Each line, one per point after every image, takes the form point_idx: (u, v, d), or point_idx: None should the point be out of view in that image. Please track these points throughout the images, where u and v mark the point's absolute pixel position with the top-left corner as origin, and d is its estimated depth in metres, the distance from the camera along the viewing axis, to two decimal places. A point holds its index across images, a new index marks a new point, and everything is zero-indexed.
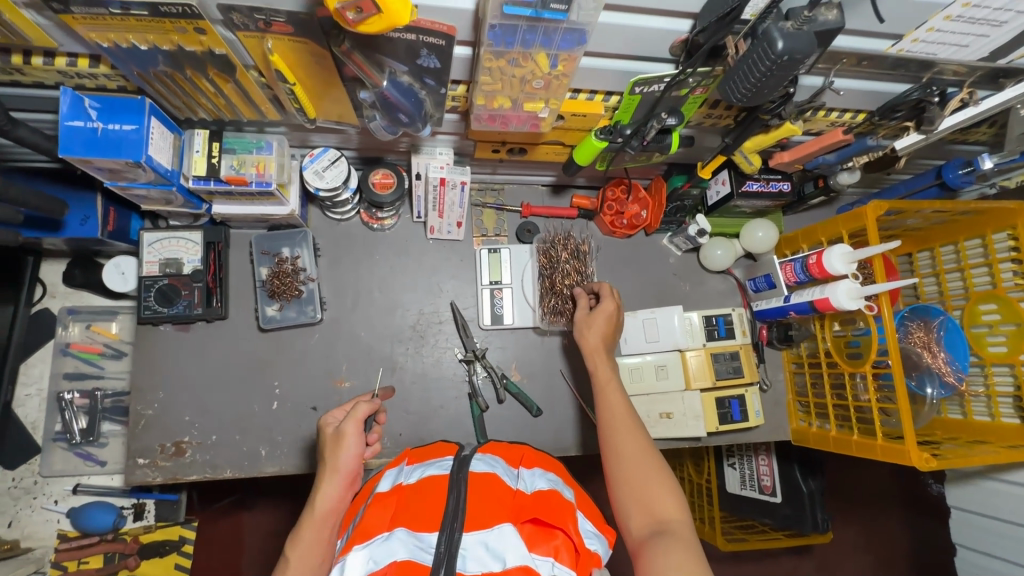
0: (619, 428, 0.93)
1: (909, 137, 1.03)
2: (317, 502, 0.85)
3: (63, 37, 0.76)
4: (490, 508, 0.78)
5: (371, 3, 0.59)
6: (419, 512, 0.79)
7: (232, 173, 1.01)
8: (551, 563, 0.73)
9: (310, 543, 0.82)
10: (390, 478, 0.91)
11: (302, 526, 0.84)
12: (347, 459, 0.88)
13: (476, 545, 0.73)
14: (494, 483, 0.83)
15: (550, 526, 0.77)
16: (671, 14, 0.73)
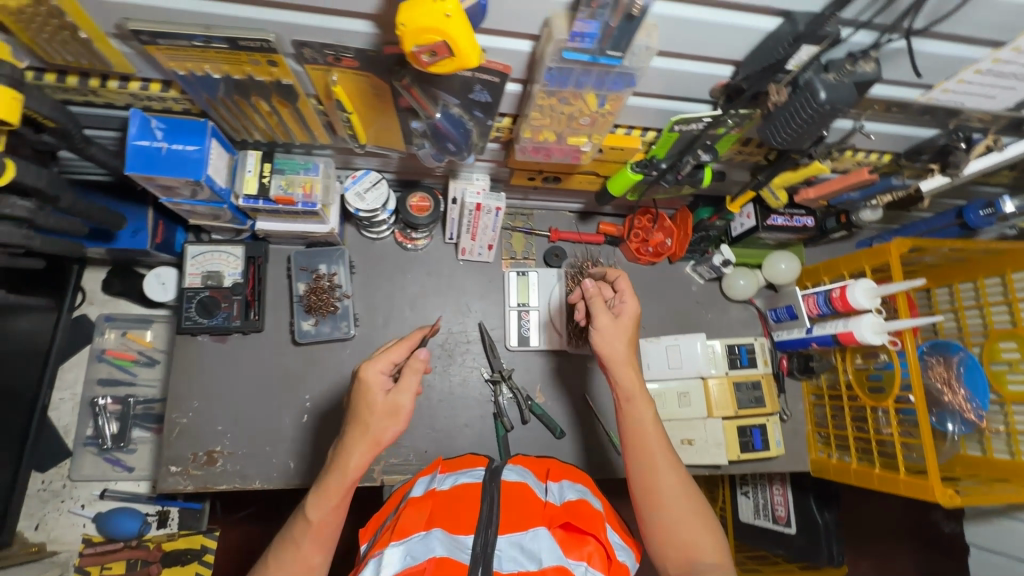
0: (656, 465, 0.88)
1: (933, 179, 1.07)
2: (347, 466, 0.78)
3: (142, 64, 0.81)
4: (524, 514, 0.80)
5: (445, 48, 0.63)
6: (454, 516, 0.81)
7: (280, 192, 1.06)
8: (584, 568, 0.74)
9: (334, 507, 0.78)
10: (423, 486, 0.94)
11: (328, 488, 0.78)
12: (391, 431, 0.79)
13: (512, 548, 0.75)
14: (525, 491, 0.85)
15: (581, 532, 0.79)
16: (713, 61, 0.78)
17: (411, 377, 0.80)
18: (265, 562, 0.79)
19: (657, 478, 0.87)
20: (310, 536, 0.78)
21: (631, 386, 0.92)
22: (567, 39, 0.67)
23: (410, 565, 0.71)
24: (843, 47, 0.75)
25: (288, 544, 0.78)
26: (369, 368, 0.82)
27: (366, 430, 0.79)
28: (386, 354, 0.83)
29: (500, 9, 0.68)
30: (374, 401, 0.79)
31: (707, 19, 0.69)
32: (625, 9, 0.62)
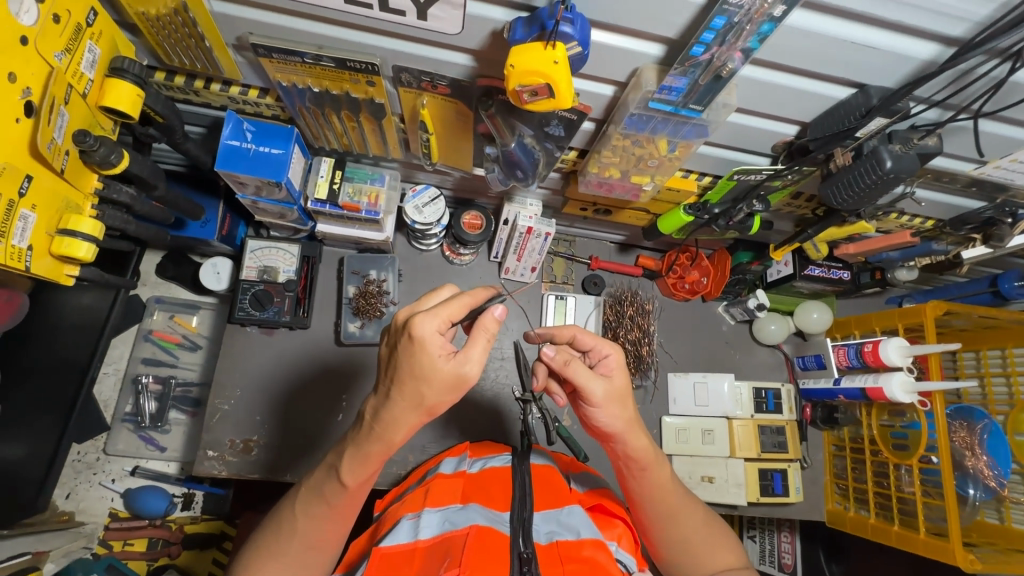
0: (679, 513, 0.85)
1: (975, 249, 1.10)
2: (391, 436, 0.70)
3: (249, 71, 0.88)
4: (556, 495, 0.84)
5: (547, 90, 0.68)
6: (488, 492, 0.85)
7: (348, 200, 1.12)
8: (615, 546, 0.80)
9: (368, 471, 0.74)
10: (452, 464, 0.97)
11: (368, 456, 0.72)
12: (446, 400, 0.68)
13: (547, 522, 0.79)
14: (553, 475, 0.90)
15: (610, 514, 0.85)
16: (783, 120, 0.83)
17: (480, 343, 0.67)
18: (293, 513, 0.77)
19: (681, 525, 0.85)
20: (344, 497, 0.75)
21: (642, 445, 0.81)
22: (654, 91, 0.73)
23: (451, 530, 0.75)
24: (908, 120, 0.79)
25: (320, 502, 0.76)
26: (425, 327, 0.64)
27: (420, 400, 0.67)
28: (446, 309, 0.66)
29: (596, 56, 0.73)
30: (434, 370, 0.65)
31: (784, 84, 0.74)
32: (715, 70, 0.68)
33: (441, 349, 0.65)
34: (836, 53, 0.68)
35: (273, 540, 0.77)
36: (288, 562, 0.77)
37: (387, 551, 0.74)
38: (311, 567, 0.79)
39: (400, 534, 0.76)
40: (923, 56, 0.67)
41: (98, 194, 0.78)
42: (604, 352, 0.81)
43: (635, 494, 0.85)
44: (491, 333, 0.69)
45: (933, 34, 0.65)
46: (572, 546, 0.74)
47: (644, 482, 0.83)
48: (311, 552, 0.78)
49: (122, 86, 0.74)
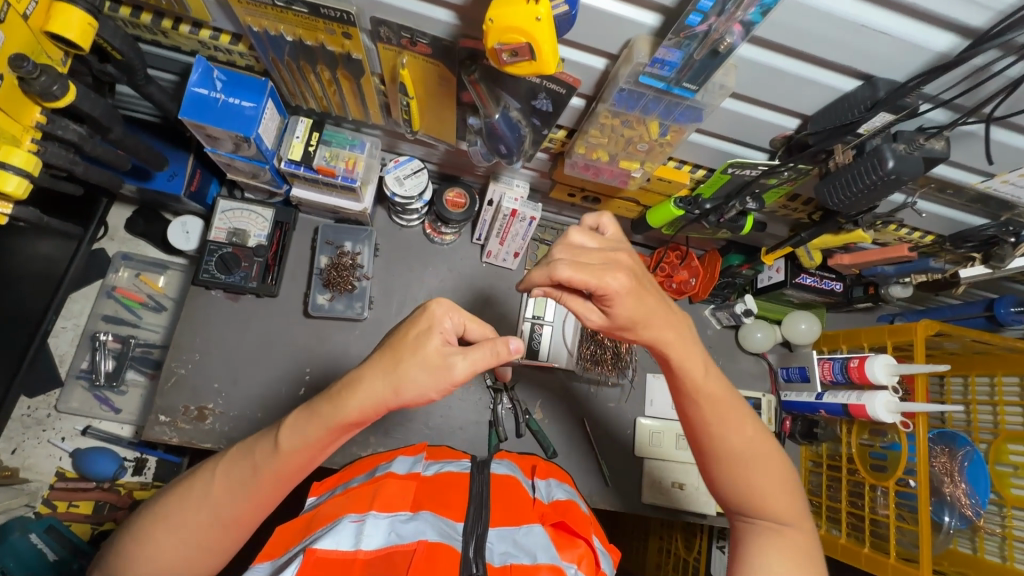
0: (728, 421, 0.75)
1: (973, 267, 1.05)
2: (346, 406, 0.64)
3: (219, 13, 0.82)
4: (514, 510, 0.80)
5: (528, 51, 0.62)
6: (442, 498, 0.80)
7: (323, 163, 1.05)
8: (574, 569, 0.73)
9: (309, 440, 0.67)
10: (406, 465, 0.90)
11: (317, 418, 0.66)
12: (416, 382, 0.63)
13: (503, 541, 0.74)
14: (516, 487, 0.85)
15: (573, 533, 0.79)
16: (783, 111, 0.78)
17: (483, 352, 0.63)
18: (213, 473, 0.71)
19: (727, 436, 0.75)
20: (274, 464, 0.68)
21: (681, 352, 0.73)
22: (646, 64, 0.68)
23: (397, 543, 0.70)
24: (916, 120, 0.74)
25: (247, 465, 0.69)
26: (442, 309, 0.66)
27: (393, 366, 0.63)
28: (467, 314, 0.68)
29: (587, 21, 0.68)
30: (424, 343, 0.63)
31: (786, 69, 0.69)
32: (712, 44, 0.62)
33: (442, 329, 0.65)
34: (845, 37, 0.62)
35: (181, 503, 0.69)
36: (188, 535, 0.68)
37: (322, 555, 0.68)
38: (215, 547, 0.70)
39: (339, 536, 0.71)
40: (938, 48, 0.62)
41: (41, 129, 0.73)
42: (604, 283, 0.65)
43: (679, 396, 0.76)
44: (499, 355, 0.65)
45: (950, 23, 0.60)
46: (526, 570, 0.69)
47: (688, 387, 0.74)
48: (218, 527, 0.69)
49: (71, 13, 0.68)
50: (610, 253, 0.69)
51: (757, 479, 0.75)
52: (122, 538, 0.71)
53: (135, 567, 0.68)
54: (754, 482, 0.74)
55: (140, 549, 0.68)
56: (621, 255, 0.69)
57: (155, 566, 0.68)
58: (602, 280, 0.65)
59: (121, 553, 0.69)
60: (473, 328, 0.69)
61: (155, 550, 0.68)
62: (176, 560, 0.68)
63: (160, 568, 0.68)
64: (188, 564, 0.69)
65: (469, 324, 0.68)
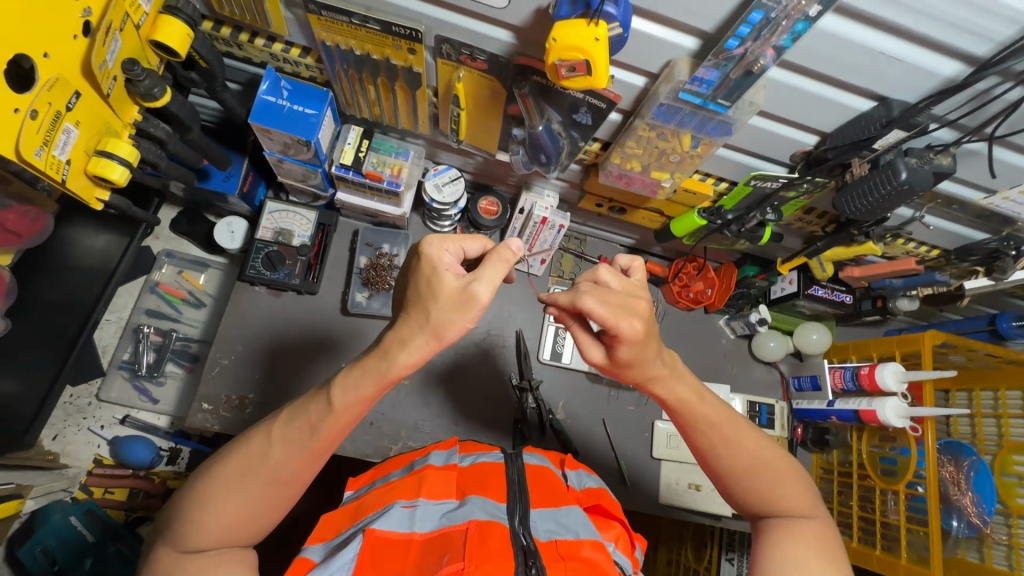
0: (731, 436, 0.77)
1: (978, 279, 1.11)
2: (396, 359, 0.63)
3: (296, 28, 0.90)
4: (553, 493, 0.78)
5: (585, 67, 0.71)
6: (485, 482, 0.78)
7: (371, 169, 1.13)
8: (613, 547, 0.75)
9: (363, 393, 0.64)
10: (442, 458, 0.84)
11: (366, 374, 0.64)
12: (460, 328, 0.61)
13: (546, 520, 0.72)
14: (549, 475, 0.83)
15: (608, 515, 0.80)
16: (804, 128, 0.86)
17: (498, 271, 0.61)
18: (266, 437, 0.66)
19: (733, 449, 0.77)
20: (331, 421, 0.65)
21: (679, 391, 0.75)
22: (686, 82, 0.76)
23: (449, 525, 0.68)
24: (924, 138, 0.83)
25: (303, 426, 0.65)
26: (434, 245, 0.63)
27: (426, 317, 0.61)
28: (459, 239, 0.66)
29: (634, 43, 0.76)
30: (438, 286, 0.60)
31: (809, 90, 0.77)
32: (747, 65, 0.71)
33: (448, 266, 0.62)
34: (864, 62, 0.71)
35: (239, 466, 0.66)
36: (250, 496, 0.65)
37: (381, 535, 0.67)
38: (276, 506, 0.67)
39: (395, 518, 0.69)
40: (947, 73, 0.70)
41: (136, 126, 0.81)
42: (629, 329, 0.63)
43: (682, 426, 0.78)
44: (509, 261, 0.62)
45: (957, 52, 0.68)
46: (571, 546, 0.68)
47: (692, 417, 0.76)
48: (277, 489, 0.66)
49: (174, 24, 0.77)
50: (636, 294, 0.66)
51: (768, 483, 0.77)
52: (176, 505, 0.67)
53: (194, 533, 0.64)
54: (765, 484, 0.76)
55: (200, 513, 0.64)
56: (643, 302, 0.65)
57: (217, 530, 0.65)
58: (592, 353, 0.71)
59: (178, 520, 0.66)
60: (471, 248, 0.68)
61: (216, 513, 0.64)
62: (238, 522, 0.65)
63: (220, 531, 0.65)
64: (248, 526, 0.66)
65: (466, 247, 0.68)
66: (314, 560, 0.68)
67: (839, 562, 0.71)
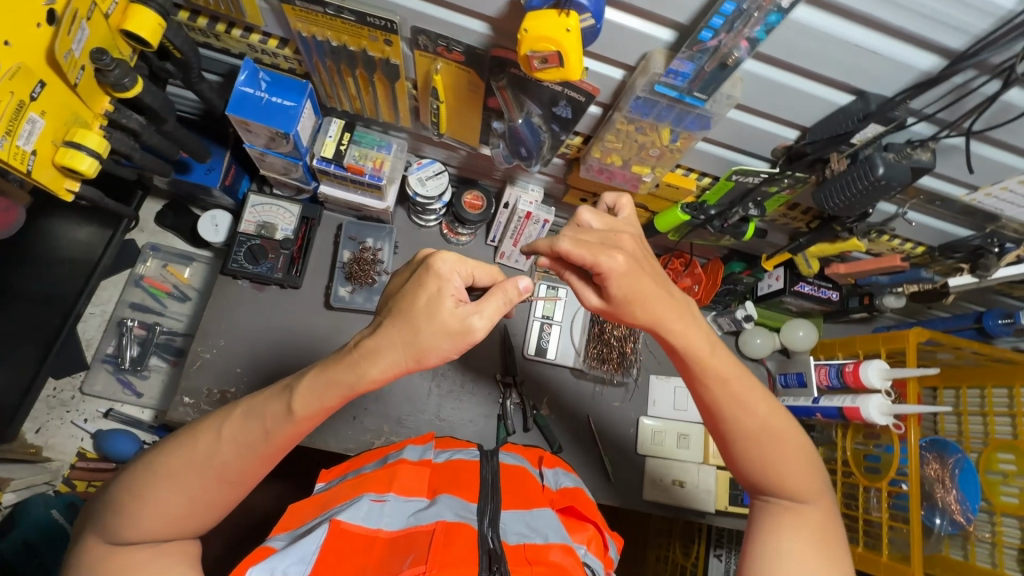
0: (743, 399, 0.74)
1: (961, 278, 1.11)
2: (366, 372, 0.64)
3: (271, 19, 0.90)
4: (526, 496, 0.79)
5: (557, 58, 0.70)
6: (457, 481, 0.78)
7: (353, 162, 1.13)
8: (584, 550, 0.74)
9: (327, 404, 0.65)
10: (416, 453, 0.85)
11: (336, 386, 0.64)
12: (441, 351, 0.64)
13: (517, 523, 0.73)
14: (525, 477, 0.84)
15: (582, 517, 0.79)
16: (782, 122, 0.86)
17: (496, 304, 0.66)
18: (217, 435, 0.65)
19: (743, 412, 0.74)
20: (287, 427, 0.65)
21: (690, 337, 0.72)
22: (661, 74, 0.75)
23: (416, 524, 0.69)
24: (903, 133, 0.82)
25: (257, 428, 0.65)
26: (447, 264, 0.66)
27: (413, 337, 0.63)
28: (472, 264, 0.67)
29: (609, 36, 0.75)
30: (437, 308, 0.63)
31: (785, 83, 0.76)
32: (721, 58, 0.70)
33: (453, 290, 0.64)
34: (839, 55, 0.70)
35: (183, 461, 0.65)
36: (190, 494, 0.65)
37: (346, 527, 0.67)
38: (214, 507, 0.67)
39: (362, 511, 0.69)
40: (923, 66, 0.70)
41: (108, 117, 0.81)
42: (610, 261, 0.67)
43: (691, 377, 0.75)
44: (509, 299, 0.68)
45: (933, 45, 0.67)
46: (538, 550, 0.68)
47: (703, 370, 0.73)
48: (221, 488, 0.66)
49: (146, 14, 0.76)
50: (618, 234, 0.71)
51: (774, 455, 0.74)
52: (112, 493, 0.66)
53: (127, 526, 0.63)
54: (770, 457, 0.74)
55: (137, 506, 0.64)
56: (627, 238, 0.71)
57: (150, 526, 0.64)
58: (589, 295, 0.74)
59: (112, 510, 0.64)
60: (479, 275, 0.69)
61: (154, 507, 0.64)
62: (174, 520, 0.65)
63: (155, 527, 0.64)
64: (183, 524, 0.65)
65: (474, 270, 0.70)
66: (276, 546, 0.66)
67: (829, 548, 0.71)
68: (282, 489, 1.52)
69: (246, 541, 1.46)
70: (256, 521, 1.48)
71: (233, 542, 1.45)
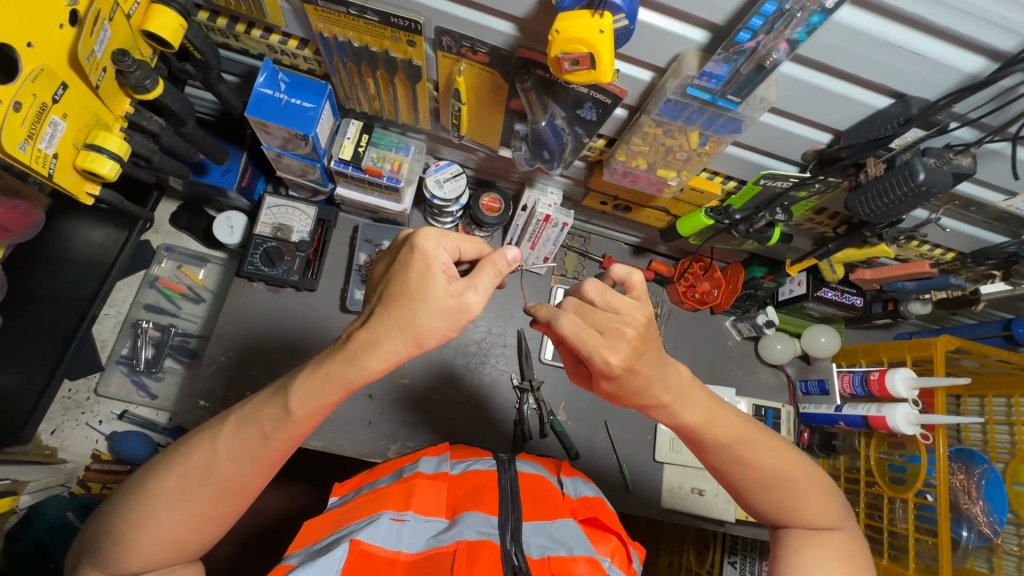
0: (750, 454, 0.72)
1: (995, 284, 1.07)
2: (366, 364, 0.61)
3: (292, 19, 0.88)
4: (547, 506, 0.77)
5: (589, 60, 0.68)
6: (477, 495, 0.76)
7: (371, 164, 1.11)
8: (608, 562, 0.71)
9: (326, 399, 0.63)
10: (432, 465, 0.84)
11: (333, 379, 0.62)
12: (440, 334, 0.62)
13: (538, 535, 0.71)
14: (544, 485, 0.82)
15: (604, 528, 0.76)
16: (816, 126, 0.83)
17: (489, 276, 0.64)
18: (212, 448, 0.63)
19: (752, 466, 0.73)
20: (286, 430, 0.63)
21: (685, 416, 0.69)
22: (694, 76, 0.73)
23: (437, 546, 0.67)
24: (943, 138, 0.79)
25: (255, 434, 0.63)
26: (431, 241, 0.63)
27: (408, 321, 0.61)
28: (457, 238, 0.67)
29: (641, 36, 0.73)
30: (431, 288, 0.60)
31: (823, 86, 0.74)
32: (759, 59, 0.67)
33: (442, 265, 0.62)
34: (881, 57, 0.67)
35: (180, 478, 0.63)
36: (192, 511, 0.63)
37: (366, 547, 0.65)
38: (220, 519, 0.65)
39: (382, 531, 0.68)
40: (970, 69, 0.67)
41: (128, 119, 0.80)
42: (601, 362, 0.62)
43: (695, 445, 0.74)
44: (501, 271, 0.65)
45: (981, 46, 0.65)
46: (562, 563, 0.67)
47: (706, 439, 0.72)
48: (224, 500, 0.64)
49: (166, 14, 0.75)
50: (618, 319, 0.62)
51: (791, 497, 0.73)
52: (110, 520, 0.64)
53: (132, 552, 0.62)
54: (788, 499, 0.73)
55: (139, 530, 0.62)
56: (629, 327, 0.62)
57: (157, 547, 0.62)
58: (597, 358, 0.61)
59: (113, 537, 0.63)
60: (467, 249, 0.69)
61: (156, 529, 0.62)
62: (179, 539, 0.63)
63: (160, 548, 0.63)
64: (190, 540, 0.64)
65: (462, 248, 0.68)
66: (293, 564, 0.67)
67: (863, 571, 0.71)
68: (295, 492, 1.51)
69: (259, 543, 1.45)
70: (268, 524, 1.47)
71: (245, 544, 1.45)
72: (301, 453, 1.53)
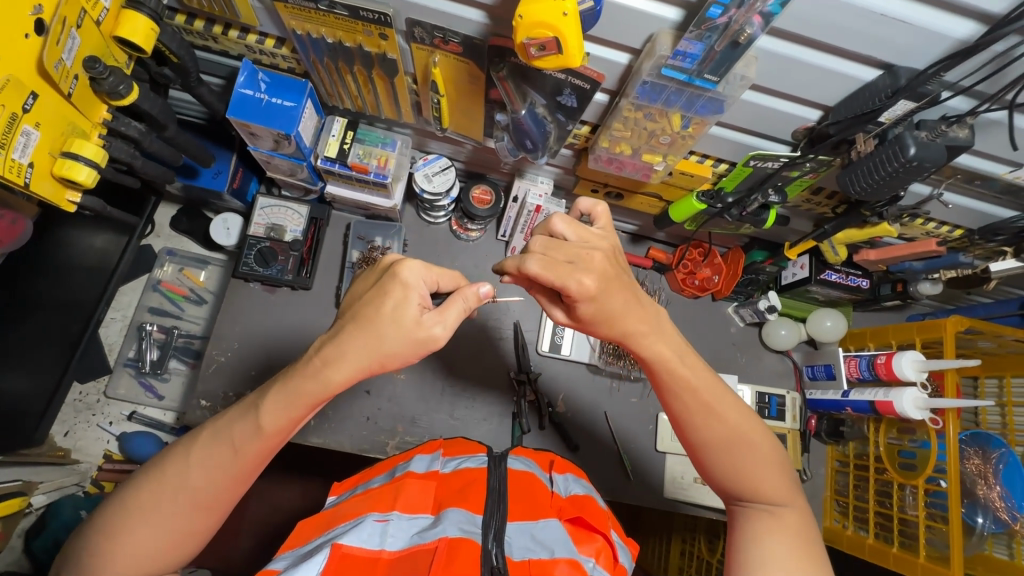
0: (715, 408, 0.74)
1: (1005, 262, 0.98)
2: (331, 371, 0.65)
3: (266, 18, 0.88)
4: (534, 502, 0.75)
5: (555, 45, 0.66)
6: (464, 492, 0.75)
7: (357, 160, 1.10)
8: (591, 563, 0.70)
9: (295, 414, 0.66)
10: (423, 464, 0.83)
11: (301, 396, 0.65)
12: (403, 356, 0.65)
13: (522, 535, 0.70)
14: (533, 482, 0.79)
15: (591, 528, 0.75)
16: (804, 102, 0.80)
17: (456, 309, 0.66)
18: (185, 464, 0.66)
19: (715, 420, 0.74)
20: (257, 443, 0.66)
21: (658, 349, 0.73)
22: (668, 56, 0.71)
23: (419, 543, 0.67)
24: (937, 109, 0.76)
25: (225, 448, 0.66)
26: (414, 272, 0.66)
27: (377, 345, 0.64)
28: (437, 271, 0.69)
29: (611, 18, 0.71)
30: (403, 315, 0.64)
31: (804, 60, 0.71)
32: (733, 35, 0.65)
33: (419, 295, 0.65)
34: (864, 27, 0.64)
35: (156, 494, 0.65)
36: (167, 525, 0.65)
37: (348, 551, 0.65)
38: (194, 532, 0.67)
39: (365, 533, 0.68)
40: (960, 35, 0.64)
41: (106, 125, 0.81)
42: (578, 286, 0.67)
43: (664, 389, 0.76)
44: (470, 306, 0.67)
45: (970, 10, 0.61)
46: (543, 565, 0.66)
47: (671, 379, 0.74)
48: (202, 514, 0.66)
49: (137, 19, 0.75)
50: (587, 248, 0.69)
51: (745, 459, 0.74)
52: (88, 538, 0.65)
53: (110, 568, 0.63)
54: (741, 464, 0.74)
55: (116, 546, 0.63)
56: (596, 254, 0.68)
57: (135, 561, 0.63)
58: (573, 282, 0.66)
59: (89, 552, 0.64)
60: (445, 282, 0.70)
61: (131, 544, 0.63)
62: (161, 552, 0.65)
63: (134, 561, 0.63)
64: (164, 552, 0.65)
65: (441, 281, 0.70)
66: (280, 568, 0.67)
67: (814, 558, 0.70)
68: (302, 487, 1.54)
69: (271, 538, 1.48)
70: (278, 519, 1.50)
71: (255, 540, 1.48)
72: (310, 449, 1.55)
